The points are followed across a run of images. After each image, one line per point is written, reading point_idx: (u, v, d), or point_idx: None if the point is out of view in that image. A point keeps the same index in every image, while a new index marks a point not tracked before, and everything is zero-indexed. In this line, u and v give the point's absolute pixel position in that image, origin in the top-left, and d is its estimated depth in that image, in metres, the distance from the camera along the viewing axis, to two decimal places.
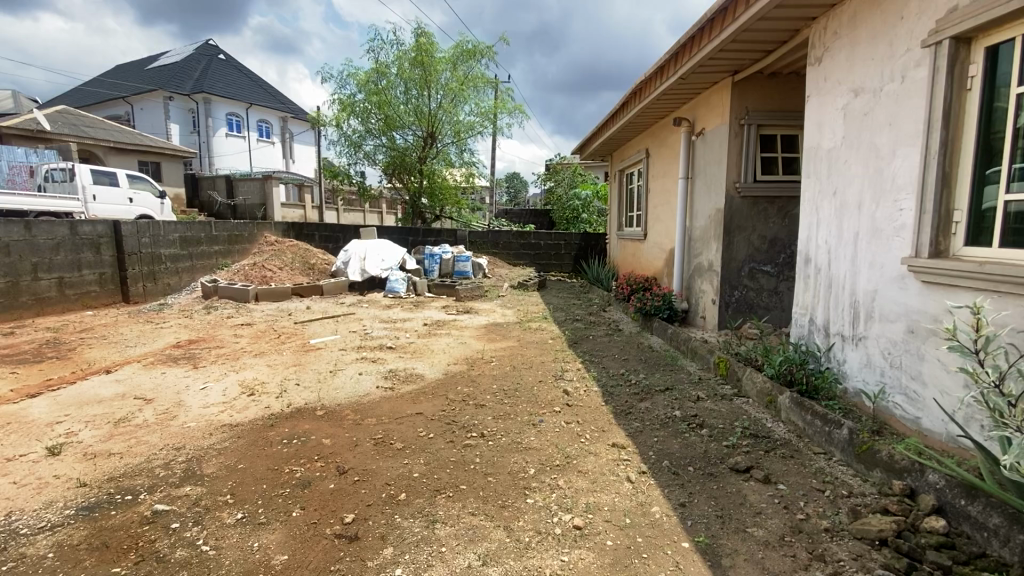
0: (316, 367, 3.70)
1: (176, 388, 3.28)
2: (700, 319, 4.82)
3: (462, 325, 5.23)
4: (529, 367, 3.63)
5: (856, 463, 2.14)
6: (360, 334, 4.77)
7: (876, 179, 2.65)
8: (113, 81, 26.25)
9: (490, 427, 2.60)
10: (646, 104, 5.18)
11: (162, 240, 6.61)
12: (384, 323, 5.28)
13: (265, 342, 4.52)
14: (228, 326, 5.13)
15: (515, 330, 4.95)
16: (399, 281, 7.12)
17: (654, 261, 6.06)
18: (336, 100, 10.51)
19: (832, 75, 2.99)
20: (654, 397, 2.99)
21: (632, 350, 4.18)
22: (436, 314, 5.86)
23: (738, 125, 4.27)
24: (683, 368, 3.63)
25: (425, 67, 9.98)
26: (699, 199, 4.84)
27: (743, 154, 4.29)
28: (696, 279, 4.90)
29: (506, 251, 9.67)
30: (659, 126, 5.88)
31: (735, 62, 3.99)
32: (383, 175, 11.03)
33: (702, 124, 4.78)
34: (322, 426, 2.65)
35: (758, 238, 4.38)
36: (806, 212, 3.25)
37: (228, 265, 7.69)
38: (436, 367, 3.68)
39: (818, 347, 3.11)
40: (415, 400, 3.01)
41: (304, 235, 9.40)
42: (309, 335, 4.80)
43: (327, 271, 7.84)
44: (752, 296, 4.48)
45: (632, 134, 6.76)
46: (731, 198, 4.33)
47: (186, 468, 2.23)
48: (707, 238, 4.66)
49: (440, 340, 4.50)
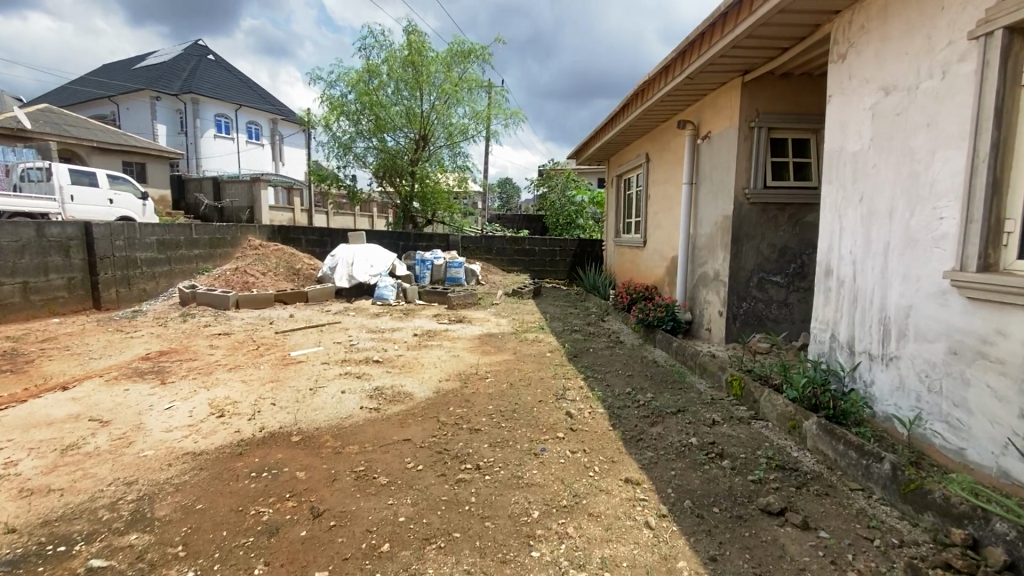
0: (296, 384, 3.40)
1: (138, 408, 2.96)
2: (705, 331, 4.57)
3: (454, 336, 4.95)
4: (527, 384, 3.36)
5: (902, 504, 1.89)
6: (345, 346, 4.47)
7: (911, 185, 2.42)
8: (98, 80, 25.70)
9: (486, 457, 2.32)
10: (649, 105, 4.94)
11: (137, 243, 6.26)
12: (371, 334, 4.98)
13: (242, 354, 4.20)
14: (204, 336, 4.80)
15: (511, 342, 4.67)
16: (388, 288, 6.84)
17: (654, 270, 5.82)
18: (325, 101, 10.21)
19: (858, 72, 2.77)
20: (666, 420, 2.73)
21: (637, 364, 3.92)
22: (426, 323, 5.57)
23: (748, 128, 4.06)
24: (693, 387, 3.37)
25: (418, 67, 9.73)
26: (704, 206, 4.62)
27: (753, 159, 4.06)
28: (700, 289, 4.66)
29: (500, 257, 9.41)
30: (661, 129, 5.66)
31: (747, 61, 3.76)
32: (373, 177, 10.73)
33: (708, 127, 4.56)
34: (298, 456, 2.36)
35: (768, 247, 4.16)
36: (827, 220, 3.03)
37: (209, 270, 7.35)
38: (427, 384, 3.40)
39: (841, 366, 2.87)
40: (403, 423, 2.73)
41: (290, 238, 9.06)
42: (290, 346, 4.50)
43: (312, 276, 7.52)
44: (762, 308, 4.25)
45: (632, 138, 6.54)
46: (739, 204, 4.10)
47: (134, 511, 1.93)
48: (713, 246, 4.43)
49: (431, 353, 4.22)
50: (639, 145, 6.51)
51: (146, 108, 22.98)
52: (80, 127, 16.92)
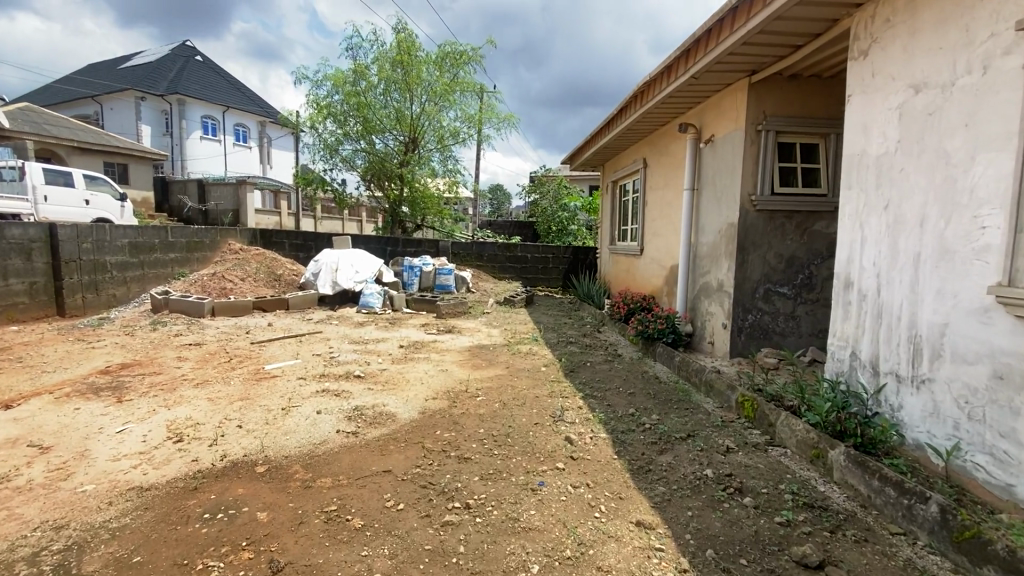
0: (267, 403, 3.10)
1: (86, 432, 2.64)
2: (708, 344, 4.33)
3: (443, 347, 4.66)
4: (521, 404, 3.08)
5: (956, 554, 1.67)
6: (325, 358, 4.16)
7: (947, 191, 2.20)
8: (81, 80, 25.12)
9: (477, 492, 2.04)
10: (649, 107, 4.72)
11: (107, 246, 5.91)
12: (354, 345, 4.68)
13: (211, 367, 3.88)
14: (173, 346, 4.47)
15: (503, 354, 4.40)
16: (374, 295, 6.54)
17: (652, 278, 5.58)
18: (311, 101, 9.89)
19: (882, 69, 2.56)
20: (676, 448, 2.47)
21: (639, 381, 3.66)
22: (414, 333, 5.28)
23: (755, 132, 3.85)
24: (700, 408, 3.12)
25: (408, 68, 9.47)
26: (706, 213, 4.40)
27: (760, 164, 3.85)
28: (702, 300, 4.43)
29: (491, 264, 9.15)
30: (660, 133, 5.45)
31: (754, 61, 3.54)
32: (361, 181, 10.42)
33: (712, 130, 4.34)
34: (261, 491, 2.07)
35: (775, 256, 3.94)
36: (846, 229, 2.81)
37: (185, 275, 6.99)
38: (411, 403, 3.11)
39: (864, 387, 2.63)
40: (383, 450, 2.44)
41: (273, 243, 8.71)
42: (266, 358, 4.18)
43: (295, 283, 7.20)
44: (768, 321, 4.02)
45: (628, 142, 6.32)
46: (745, 211, 3.89)
47: (58, 565, 1.62)
48: (717, 255, 4.20)
49: (417, 367, 3.92)
50: (636, 150, 6.30)
51: (130, 108, 22.48)
52: (60, 127, 16.44)
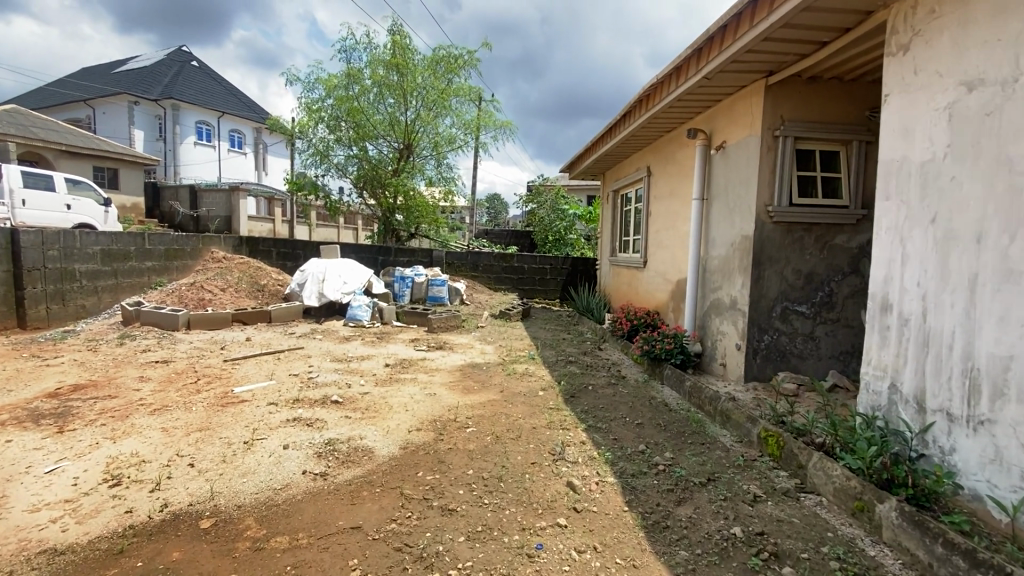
0: (228, 434, 2.74)
1: (11, 471, 2.28)
2: (719, 366, 4.00)
3: (432, 366, 4.30)
4: (517, 438, 2.74)
5: None
6: (302, 379, 3.80)
7: (1011, 203, 1.88)
8: (73, 84, 24.80)
9: (462, 559, 1.69)
10: (656, 112, 4.43)
11: (75, 253, 5.57)
12: (336, 363, 4.32)
13: (174, 389, 3.52)
14: (136, 364, 4.10)
15: (497, 375, 4.05)
16: (362, 308, 6.19)
17: (656, 293, 5.26)
18: (302, 105, 9.58)
19: (927, 66, 2.24)
20: (696, 497, 2.12)
21: (647, 408, 3.33)
22: (402, 350, 4.93)
23: (772, 138, 3.55)
24: (718, 443, 2.77)
25: (402, 72, 9.18)
26: (717, 225, 4.10)
27: (777, 172, 3.55)
28: (713, 318, 4.11)
29: (487, 275, 8.82)
30: (666, 140, 5.16)
31: (773, 62, 3.25)
32: (353, 188, 10.06)
33: (724, 136, 4.04)
34: (201, 555, 1.71)
35: (793, 272, 3.64)
36: (882, 244, 2.48)
37: (163, 285, 6.63)
38: (392, 436, 2.75)
39: (907, 424, 2.29)
40: (355, 498, 2.10)
41: (259, 251, 8.36)
42: (237, 379, 3.83)
43: (279, 293, 6.84)
44: (785, 342, 3.70)
45: (631, 150, 6.05)
46: (761, 223, 3.58)
47: None
48: (729, 270, 3.89)
49: (403, 391, 3.56)
50: (639, 158, 6.02)
51: (122, 113, 22.15)
52: (48, 130, 16.08)
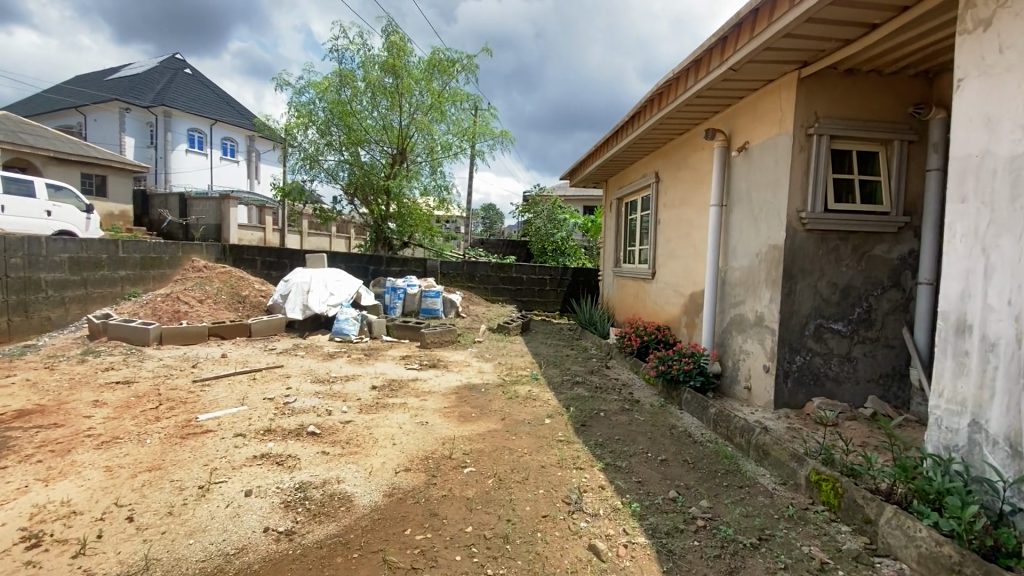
0: (182, 476, 2.30)
1: None
2: (743, 390, 3.59)
3: (425, 389, 3.88)
4: (524, 480, 2.33)
5: None
6: (277, 404, 3.38)
7: None
8: (62, 90, 24.34)
9: None
10: (670, 112, 4.08)
11: (41, 260, 5.11)
12: (317, 385, 3.89)
13: (130, 416, 3.07)
14: (93, 384, 3.63)
15: (496, 398, 3.64)
16: (350, 321, 5.77)
17: (667, 307, 4.87)
18: (292, 108, 9.19)
19: (1016, 42, 1.86)
20: (751, 566, 1.71)
21: (670, 440, 2.92)
22: (392, 368, 4.52)
23: (805, 136, 3.19)
24: (758, 488, 2.38)
25: (397, 75, 8.85)
26: (739, 234, 3.72)
27: (811, 174, 3.19)
28: (736, 336, 3.71)
29: (483, 286, 8.42)
30: (677, 144, 4.81)
31: (809, 51, 2.91)
32: (344, 194, 9.65)
33: (746, 136, 3.68)
34: None
35: (828, 286, 3.27)
36: (956, 254, 2.09)
37: (137, 295, 6.18)
38: (376, 479, 2.33)
39: (998, 472, 1.88)
40: (328, 569, 1.67)
41: (244, 260, 7.92)
42: (206, 403, 3.39)
43: (262, 305, 6.40)
44: (820, 364, 3.32)
45: (638, 155, 5.71)
46: (793, 231, 3.21)
47: None
48: (755, 283, 3.51)
49: (390, 419, 3.14)
50: (646, 163, 5.68)
51: (113, 119, 21.73)
52: (35, 135, 15.58)
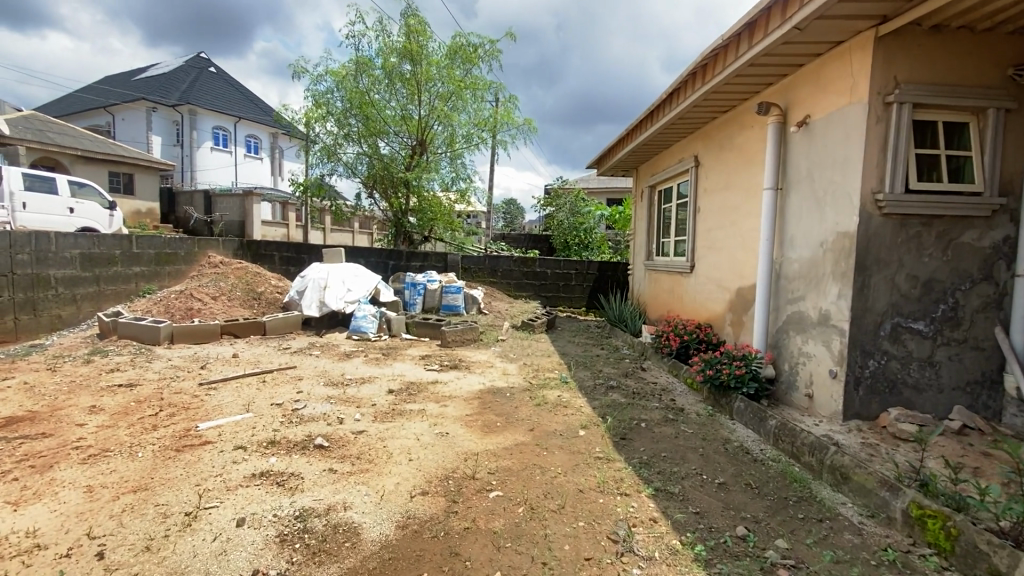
0: (168, 499, 2.01)
1: None
2: (804, 398, 3.17)
3: (445, 393, 3.55)
4: (560, 510, 1.98)
5: None
6: (285, 411, 3.10)
7: None
8: (92, 91, 24.81)
9: None
10: (715, 86, 3.64)
11: (50, 257, 4.96)
12: (330, 388, 3.60)
13: (125, 424, 2.82)
14: (94, 388, 3.42)
15: (524, 404, 3.30)
16: (367, 319, 5.50)
17: (709, 303, 4.45)
18: (309, 99, 8.95)
19: None
20: None
21: (725, 458, 2.54)
22: (410, 369, 4.21)
23: (882, 106, 2.75)
24: (843, 521, 1.99)
25: (416, 63, 8.53)
26: (799, 221, 3.28)
27: (890, 149, 2.74)
28: (796, 336, 3.28)
29: (506, 281, 8.08)
30: (720, 123, 4.36)
31: (893, 3, 2.46)
32: (362, 187, 9.39)
33: (808, 108, 3.23)
34: None
35: (907, 279, 2.83)
36: None
37: (151, 292, 6.03)
38: (388, 505, 2.01)
39: None
40: None
41: (261, 255, 7.75)
42: (209, 408, 3.13)
43: (277, 302, 6.19)
44: (896, 369, 2.88)
45: (674, 138, 5.27)
46: (867, 216, 2.78)
47: None
48: (818, 277, 3.08)
49: (407, 430, 2.82)
50: (683, 147, 5.23)
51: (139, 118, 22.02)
52: (63, 134, 15.79)
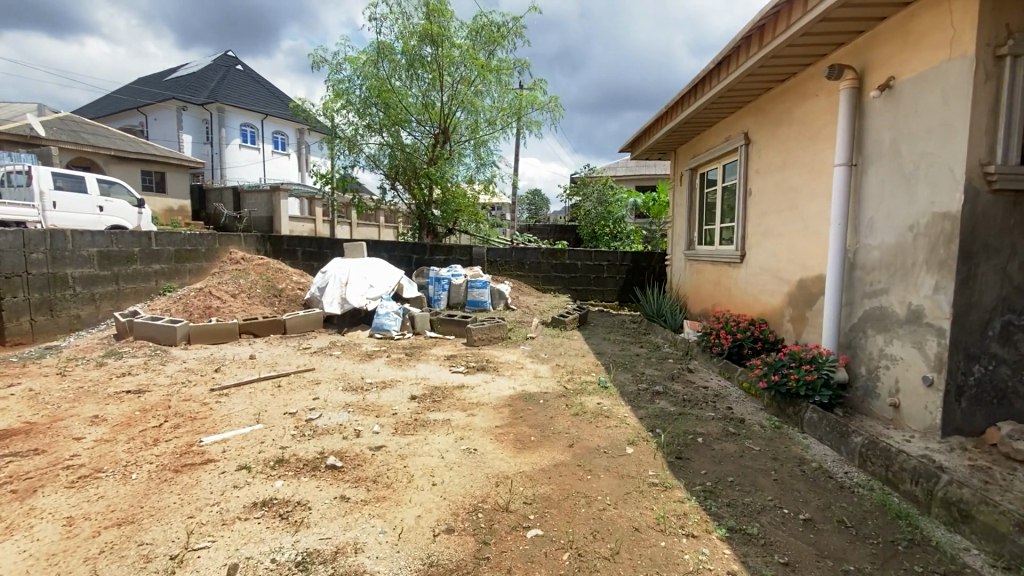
0: (153, 537, 1.75)
1: None
2: (888, 408, 2.72)
3: (473, 400, 3.22)
4: (614, 558, 1.62)
5: None
6: (298, 421, 2.82)
7: None
8: (125, 93, 25.32)
9: None
10: (774, 51, 3.17)
11: (66, 256, 4.84)
12: (348, 394, 3.30)
13: (125, 439, 2.60)
14: (100, 395, 3.23)
15: (560, 413, 2.96)
16: (390, 316, 5.22)
17: (766, 297, 4.00)
18: (330, 88, 8.69)
19: None
20: None
21: (804, 484, 2.14)
22: (434, 371, 3.90)
23: (992, 60, 2.25)
24: None
25: (437, 45, 8.18)
26: (880, 202, 2.81)
27: (1002, 112, 2.24)
28: (877, 336, 2.82)
29: (534, 274, 7.72)
30: (776, 94, 3.87)
31: None
32: (385, 179, 9.11)
33: (891, 69, 2.74)
34: None
35: (1021, 268, 2.34)
36: None
37: (172, 290, 5.89)
38: (406, 546, 1.69)
39: None
40: None
41: (283, 250, 7.57)
42: (218, 418, 2.89)
43: (298, 300, 5.97)
44: (1007, 376, 2.40)
45: (720, 115, 4.78)
46: (974, 193, 2.29)
47: None
48: (907, 267, 2.61)
49: (430, 445, 2.49)
50: (730, 124, 4.75)
51: (169, 117, 22.34)
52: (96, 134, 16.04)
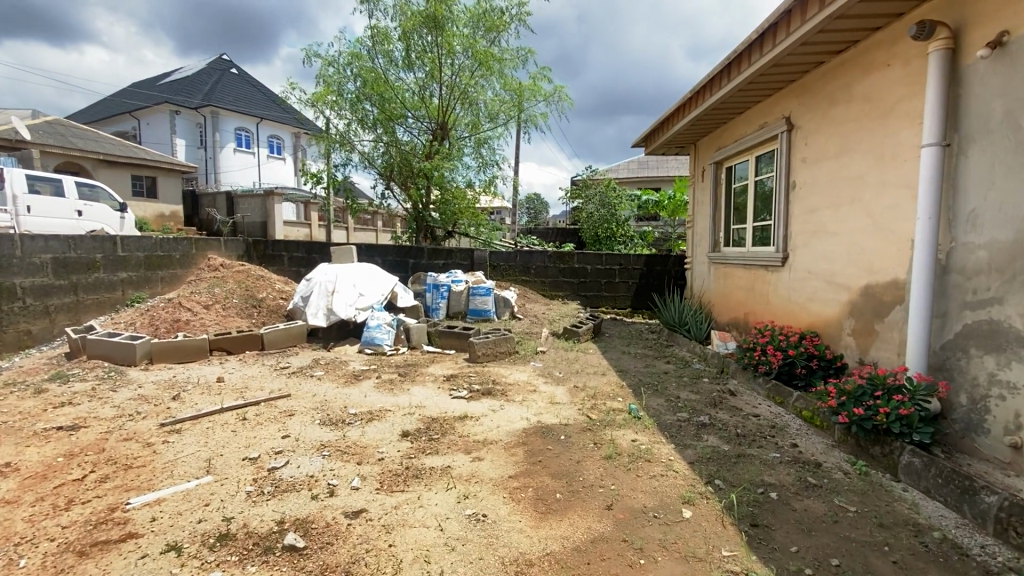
0: None
1: None
2: (1007, 448, 2.13)
3: (478, 435, 2.65)
4: None
5: None
6: (260, 469, 2.25)
7: None
8: (117, 97, 24.78)
9: None
10: (845, 9, 2.60)
11: (14, 264, 4.25)
12: (326, 430, 2.71)
13: (32, 499, 2.01)
14: (24, 433, 2.65)
15: (588, 454, 2.39)
16: (382, 329, 4.63)
17: (818, 306, 3.42)
18: (320, 82, 8.12)
19: None
20: None
21: (938, 571, 1.56)
22: (431, 396, 3.33)
23: None
24: None
25: (436, 32, 7.61)
26: (989, 190, 2.24)
27: None
28: (987, 356, 2.24)
29: (540, 280, 7.15)
30: (830, 70, 3.32)
31: None
32: (379, 178, 8.46)
33: (1005, 22, 2.17)
34: None
35: None
36: None
37: (141, 301, 5.32)
38: None
39: None
40: None
41: (269, 256, 7.02)
42: (161, 464, 2.30)
43: (280, 311, 5.39)
44: None
45: (755, 99, 4.22)
46: None
47: None
48: None
49: (425, 509, 1.90)
50: (766, 109, 4.19)
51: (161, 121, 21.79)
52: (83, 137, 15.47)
